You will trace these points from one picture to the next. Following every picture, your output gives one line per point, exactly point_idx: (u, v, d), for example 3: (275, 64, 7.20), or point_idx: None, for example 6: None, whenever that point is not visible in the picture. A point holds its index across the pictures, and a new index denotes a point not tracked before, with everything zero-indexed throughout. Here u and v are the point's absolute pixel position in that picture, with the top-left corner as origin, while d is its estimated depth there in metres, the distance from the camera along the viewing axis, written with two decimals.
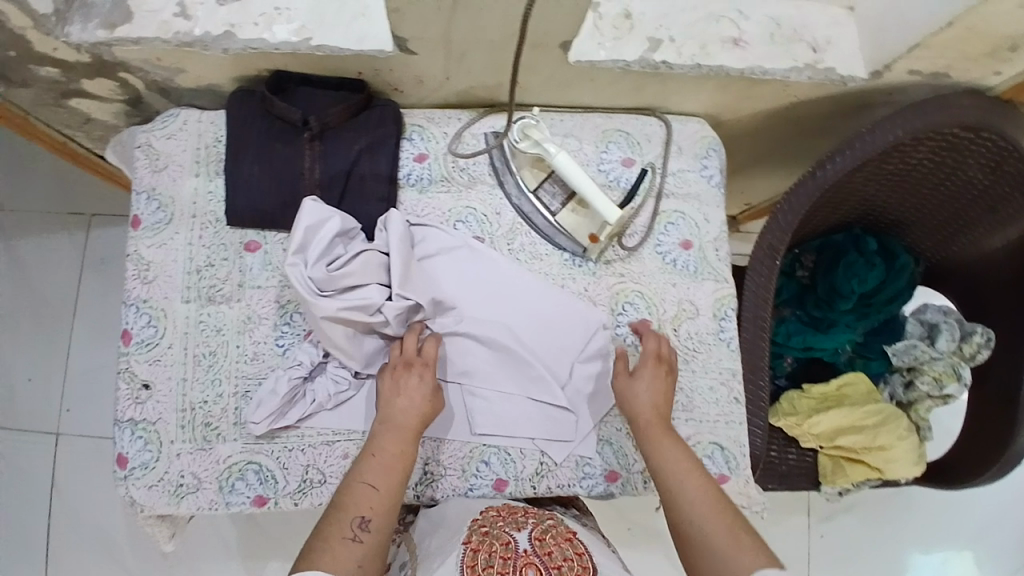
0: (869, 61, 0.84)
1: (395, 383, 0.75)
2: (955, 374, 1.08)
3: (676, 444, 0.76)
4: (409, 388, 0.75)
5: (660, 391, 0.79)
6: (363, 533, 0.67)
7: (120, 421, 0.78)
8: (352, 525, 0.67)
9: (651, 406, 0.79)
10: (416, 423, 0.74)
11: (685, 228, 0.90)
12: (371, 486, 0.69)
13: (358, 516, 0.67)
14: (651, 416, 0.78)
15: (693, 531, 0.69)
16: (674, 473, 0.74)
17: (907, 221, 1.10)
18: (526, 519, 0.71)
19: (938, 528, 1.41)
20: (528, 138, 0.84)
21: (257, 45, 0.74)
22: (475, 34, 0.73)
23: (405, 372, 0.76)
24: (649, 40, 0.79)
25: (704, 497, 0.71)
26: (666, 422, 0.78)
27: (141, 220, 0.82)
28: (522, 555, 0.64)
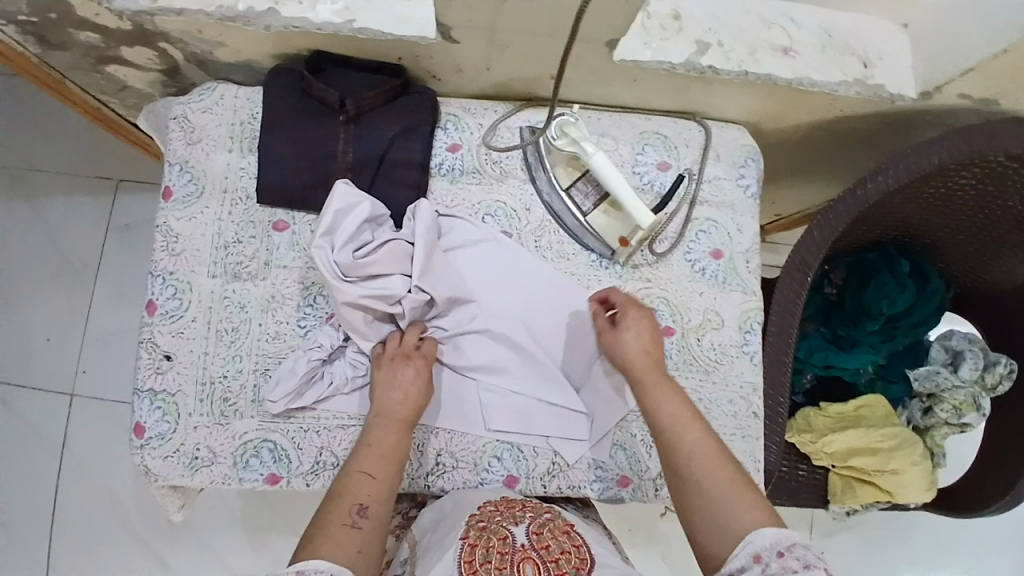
0: (920, 82, 0.82)
1: (390, 375, 0.75)
2: (975, 404, 1.07)
3: (670, 389, 0.73)
4: (405, 377, 0.75)
5: (648, 338, 0.77)
6: (362, 519, 0.64)
7: (140, 390, 0.79)
8: (351, 512, 0.64)
9: (642, 353, 0.77)
10: (412, 413, 0.74)
11: (717, 237, 0.89)
12: (366, 474, 0.68)
13: (357, 503, 0.65)
14: (643, 366, 0.76)
15: (690, 479, 0.67)
16: (669, 419, 0.71)
17: (941, 245, 1.06)
18: (523, 513, 0.70)
19: (941, 555, 1.40)
20: (565, 136, 0.83)
21: (300, 23, 0.73)
22: (521, 25, 0.72)
23: (400, 361, 0.76)
24: (697, 42, 0.78)
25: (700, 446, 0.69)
26: (660, 369, 0.76)
27: (172, 192, 0.82)
28: (520, 549, 0.63)
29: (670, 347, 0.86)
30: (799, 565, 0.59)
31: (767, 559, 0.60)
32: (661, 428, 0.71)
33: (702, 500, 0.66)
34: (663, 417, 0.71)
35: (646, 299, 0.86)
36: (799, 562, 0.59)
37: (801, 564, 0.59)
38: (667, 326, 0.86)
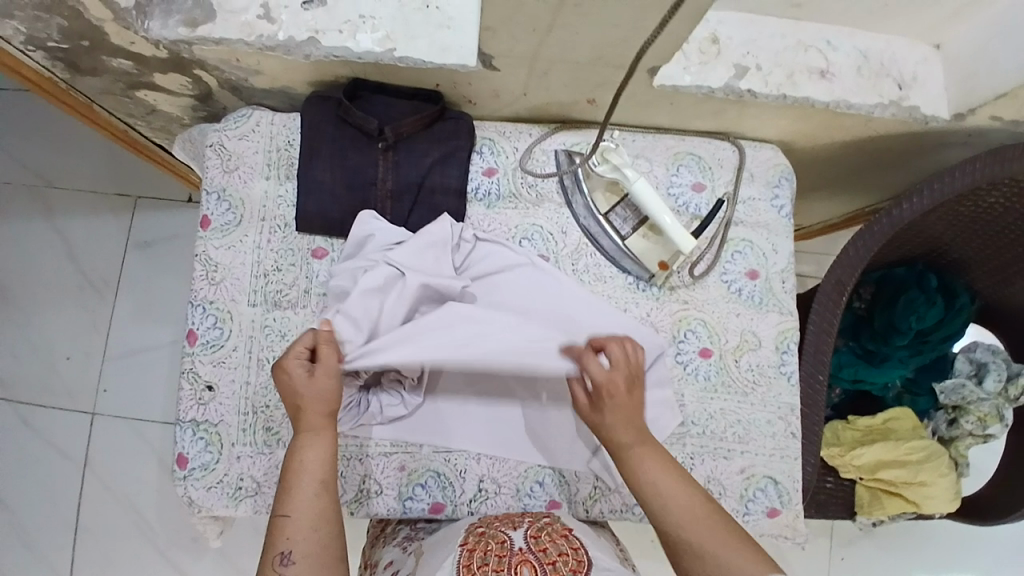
0: (954, 104, 0.82)
1: (288, 382, 0.68)
2: (998, 416, 1.07)
3: (656, 462, 0.70)
4: (300, 378, 0.68)
5: (626, 409, 0.72)
6: (289, 567, 0.60)
7: (182, 420, 0.78)
8: (276, 564, 0.61)
9: (624, 428, 0.72)
10: (320, 416, 0.67)
11: (752, 257, 0.89)
12: (283, 516, 0.63)
13: (279, 552, 0.61)
14: (630, 435, 0.72)
15: (682, 545, 0.64)
16: (657, 488, 0.68)
17: (969, 261, 1.06)
18: (523, 520, 0.70)
19: (963, 562, 1.41)
20: (606, 162, 0.83)
21: (341, 52, 0.74)
22: (562, 54, 0.72)
23: (285, 372, 0.68)
24: (735, 66, 0.79)
25: (689, 504, 0.66)
26: (647, 437, 0.72)
27: (210, 220, 0.81)
28: (516, 553, 0.62)
29: (708, 368, 0.86)
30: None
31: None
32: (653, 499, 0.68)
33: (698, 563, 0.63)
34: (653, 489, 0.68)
35: (683, 321, 0.87)
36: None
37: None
38: (705, 348, 0.86)
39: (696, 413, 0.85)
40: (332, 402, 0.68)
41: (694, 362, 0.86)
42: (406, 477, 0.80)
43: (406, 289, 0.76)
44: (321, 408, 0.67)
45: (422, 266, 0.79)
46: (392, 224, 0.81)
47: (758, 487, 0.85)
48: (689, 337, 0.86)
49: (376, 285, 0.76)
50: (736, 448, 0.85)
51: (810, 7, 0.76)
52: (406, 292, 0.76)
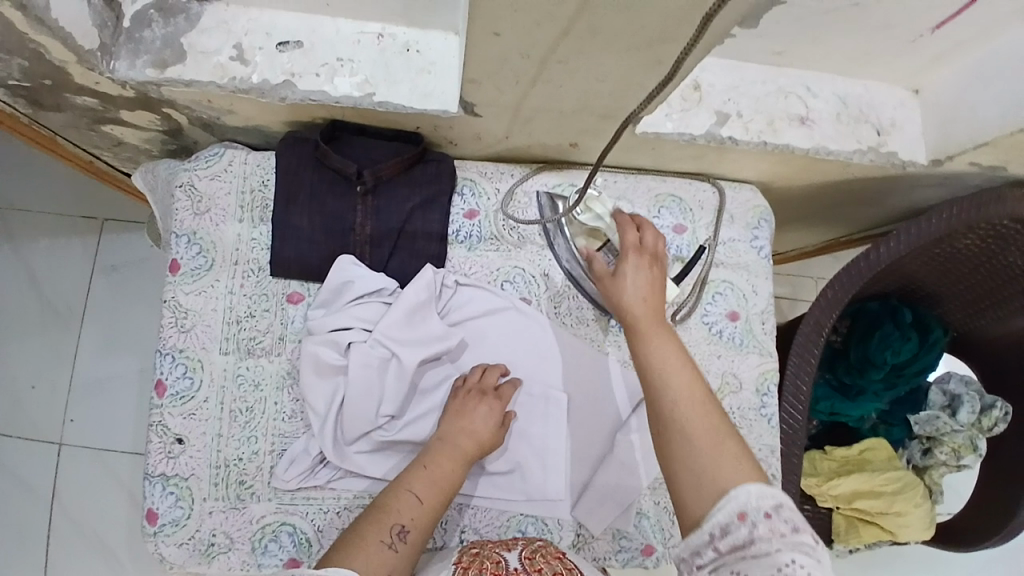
0: (930, 151, 0.83)
1: (462, 406, 0.77)
2: (972, 446, 1.09)
3: (669, 338, 0.67)
4: (475, 416, 0.76)
5: (646, 285, 0.71)
6: (400, 543, 0.64)
7: (151, 475, 0.76)
8: (391, 532, 0.64)
9: (640, 300, 0.70)
10: (475, 450, 0.74)
11: (733, 298, 0.89)
12: (413, 495, 0.68)
13: (398, 524, 0.65)
14: (641, 309, 0.69)
15: (674, 427, 0.60)
16: (661, 364, 0.64)
17: (941, 295, 1.09)
18: (517, 541, 0.71)
19: None
20: (589, 210, 0.83)
21: (318, 96, 0.71)
22: (546, 103, 0.71)
23: (477, 399, 0.77)
24: (717, 113, 0.79)
25: (692, 392, 0.62)
26: (660, 317, 0.69)
27: (180, 264, 0.79)
28: (512, 572, 0.64)
29: None
30: (787, 529, 0.53)
31: (752, 519, 0.54)
32: (652, 372, 0.64)
33: (682, 454, 0.59)
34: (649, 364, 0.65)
35: None
36: (788, 525, 0.53)
37: (791, 526, 0.53)
38: None
39: None
40: (488, 451, 0.76)
41: None
42: None
43: (402, 367, 0.77)
44: (479, 449, 0.75)
45: (409, 337, 0.78)
46: (371, 270, 0.79)
47: None
48: None
49: (369, 366, 0.76)
50: None
51: (792, 53, 0.76)
52: (405, 371, 0.77)
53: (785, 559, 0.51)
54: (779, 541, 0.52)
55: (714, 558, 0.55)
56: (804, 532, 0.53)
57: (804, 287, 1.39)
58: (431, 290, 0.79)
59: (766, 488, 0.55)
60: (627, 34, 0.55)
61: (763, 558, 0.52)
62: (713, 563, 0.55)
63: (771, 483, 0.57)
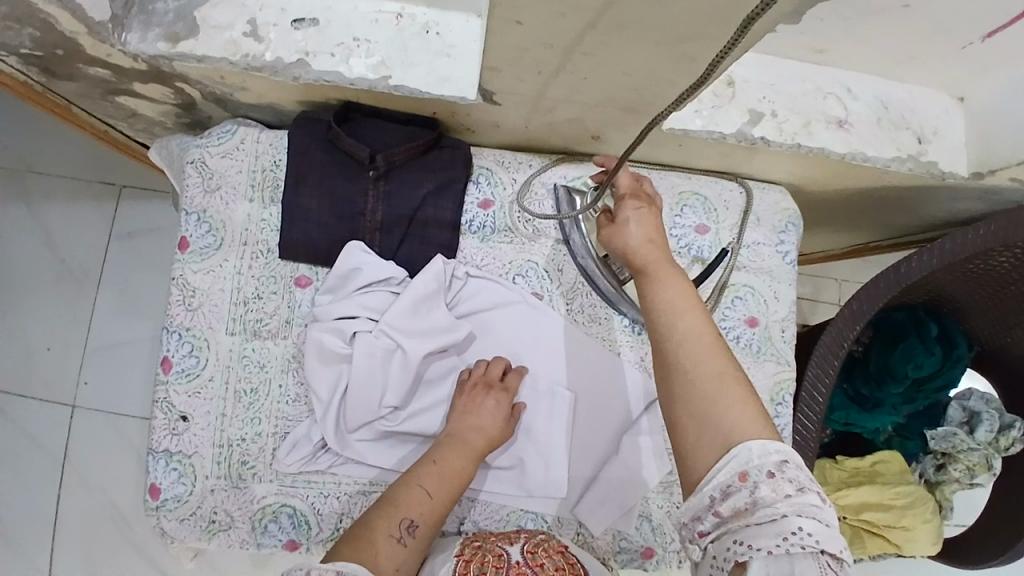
0: (973, 162, 0.79)
1: (470, 400, 0.76)
2: (987, 465, 1.05)
3: (674, 281, 0.64)
4: (483, 411, 0.75)
5: (652, 229, 0.68)
6: (409, 537, 0.65)
7: (155, 450, 0.76)
8: (399, 526, 0.65)
9: (644, 241, 0.67)
10: (483, 443, 0.74)
11: (753, 304, 0.86)
12: (423, 491, 0.69)
13: (406, 518, 0.66)
14: (649, 254, 0.66)
15: (676, 374, 0.58)
16: (668, 309, 0.62)
17: (970, 311, 1.04)
18: (519, 534, 0.70)
19: None
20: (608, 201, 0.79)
21: (332, 77, 0.69)
22: (566, 94, 0.68)
23: (485, 391, 0.76)
24: (750, 111, 0.75)
25: (699, 339, 0.59)
26: (666, 257, 0.66)
27: (189, 242, 0.78)
28: (514, 567, 0.64)
29: None
30: (792, 489, 0.52)
31: (755, 478, 0.53)
32: (656, 316, 0.62)
33: (686, 406, 0.57)
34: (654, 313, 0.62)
35: None
36: (793, 485, 0.52)
37: (795, 485, 0.52)
38: None
39: None
40: (495, 446, 0.76)
41: None
42: None
43: (406, 357, 0.75)
44: (487, 443, 0.75)
45: (415, 326, 0.77)
46: (380, 257, 0.78)
47: None
48: None
49: (374, 354, 0.75)
50: None
51: (834, 52, 0.72)
52: (410, 363, 0.76)
53: (791, 525, 0.51)
54: (784, 504, 0.51)
55: (717, 522, 0.54)
56: (809, 491, 0.52)
57: (828, 290, 1.35)
58: (440, 281, 0.78)
59: (770, 444, 0.53)
60: (655, 30, 0.52)
61: (770, 527, 0.51)
62: (717, 529, 0.54)
63: (778, 438, 0.55)
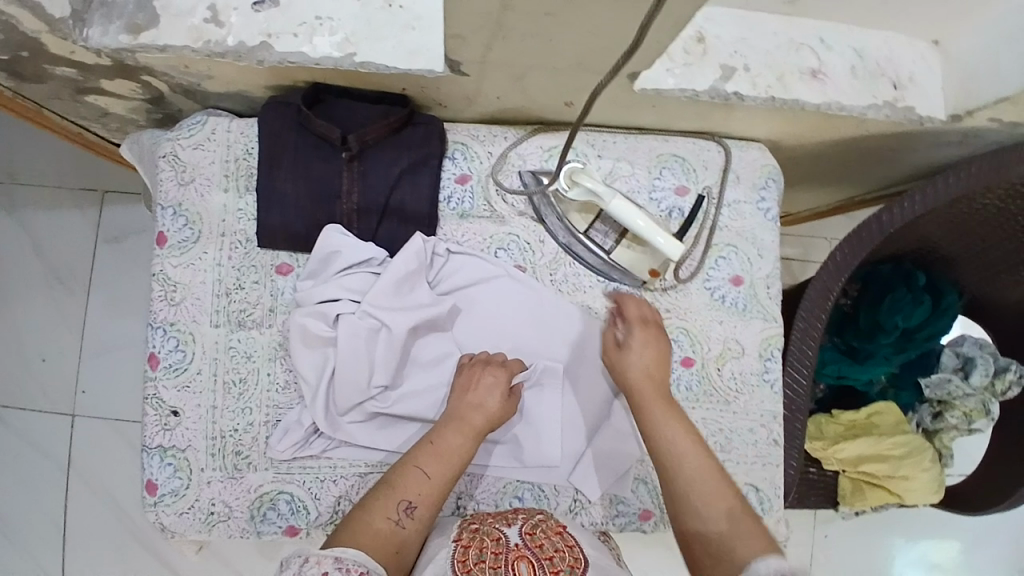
0: (950, 106, 0.78)
1: (469, 377, 0.76)
2: (984, 410, 1.08)
3: (672, 416, 0.74)
4: (482, 387, 0.75)
5: (655, 371, 0.77)
6: (407, 518, 0.66)
7: (148, 447, 0.76)
8: (397, 508, 0.66)
9: (644, 374, 0.76)
10: (482, 422, 0.74)
11: (737, 262, 0.86)
12: (421, 471, 0.69)
13: (404, 500, 0.67)
14: (652, 394, 0.76)
15: (688, 510, 0.67)
16: (673, 451, 0.71)
17: (959, 260, 1.04)
18: (516, 516, 0.71)
19: (948, 533, 1.40)
20: (575, 185, 0.78)
21: (297, 58, 0.69)
22: (534, 60, 0.67)
23: (484, 369, 0.77)
24: (722, 67, 0.73)
25: (703, 480, 0.69)
26: (663, 391, 0.76)
27: (166, 237, 0.77)
28: (513, 548, 0.64)
29: (690, 378, 0.84)
30: None
31: None
32: (662, 453, 0.72)
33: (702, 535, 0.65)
34: (661, 445, 0.72)
35: (665, 331, 0.84)
36: None
37: None
38: (687, 357, 0.84)
39: None
40: (496, 425, 0.75)
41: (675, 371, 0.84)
42: None
43: (392, 336, 0.76)
44: (486, 423, 0.74)
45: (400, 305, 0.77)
46: (359, 239, 0.77)
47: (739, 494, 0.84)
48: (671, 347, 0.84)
49: (359, 336, 0.75)
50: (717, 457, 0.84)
51: (804, 1, 0.71)
52: (394, 341, 0.76)
53: None
54: None
55: None
56: None
57: (818, 249, 1.34)
58: (421, 259, 0.77)
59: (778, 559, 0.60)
60: None
61: None
62: None
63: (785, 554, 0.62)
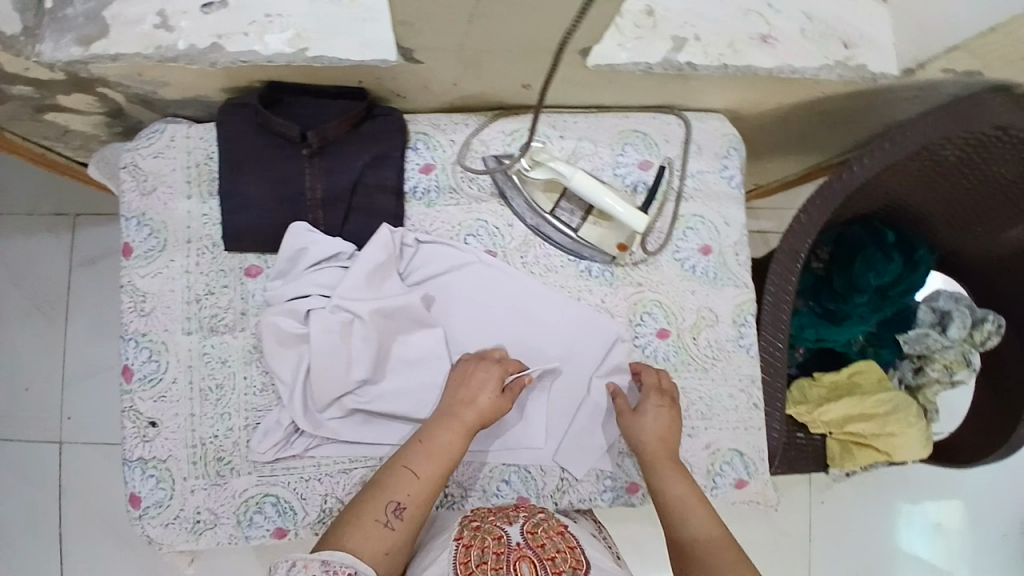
0: (903, 59, 0.78)
1: (464, 371, 0.76)
2: (964, 360, 1.09)
3: (681, 478, 0.75)
4: (477, 382, 0.75)
5: (665, 430, 0.77)
6: (396, 520, 0.66)
7: (129, 460, 0.76)
8: (386, 510, 0.66)
9: (657, 435, 0.77)
10: (475, 417, 0.73)
11: (705, 232, 0.86)
12: (411, 472, 0.69)
13: (393, 501, 0.67)
14: (663, 453, 0.76)
15: (694, 564, 0.68)
16: (682, 509, 0.72)
17: (926, 214, 1.06)
18: (517, 513, 0.72)
19: (945, 493, 1.40)
20: (537, 164, 0.81)
21: (249, 57, 0.68)
22: (487, 42, 0.68)
23: (481, 363, 0.77)
24: (674, 38, 0.73)
25: (711, 540, 0.69)
26: (672, 453, 0.77)
27: (132, 248, 0.77)
28: (515, 548, 0.65)
29: (667, 349, 0.85)
30: None
31: None
32: (672, 510, 0.73)
33: None
34: (671, 503, 0.73)
35: (639, 304, 0.85)
36: None
37: None
38: (662, 329, 0.85)
39: None
40: (490, 420, 0.75)
41: (652, 344, 0.85)
42: None
43: (367, 329, 0.76)
44: (479, 419, 0.74)
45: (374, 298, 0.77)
46: (327, 234, 0.77)
47: (724, 460, 0.85)
48: (646, 320, 0.85)
49: (332, 331, 0.74)
50: (700, 425, 0.85)
51: None
52: (370, 332, 0.76)
53: None
54: None
55: None
56: None
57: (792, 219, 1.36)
58: (391, 250, 0.78)
59: None
60: None
61: None
62: None
63: None
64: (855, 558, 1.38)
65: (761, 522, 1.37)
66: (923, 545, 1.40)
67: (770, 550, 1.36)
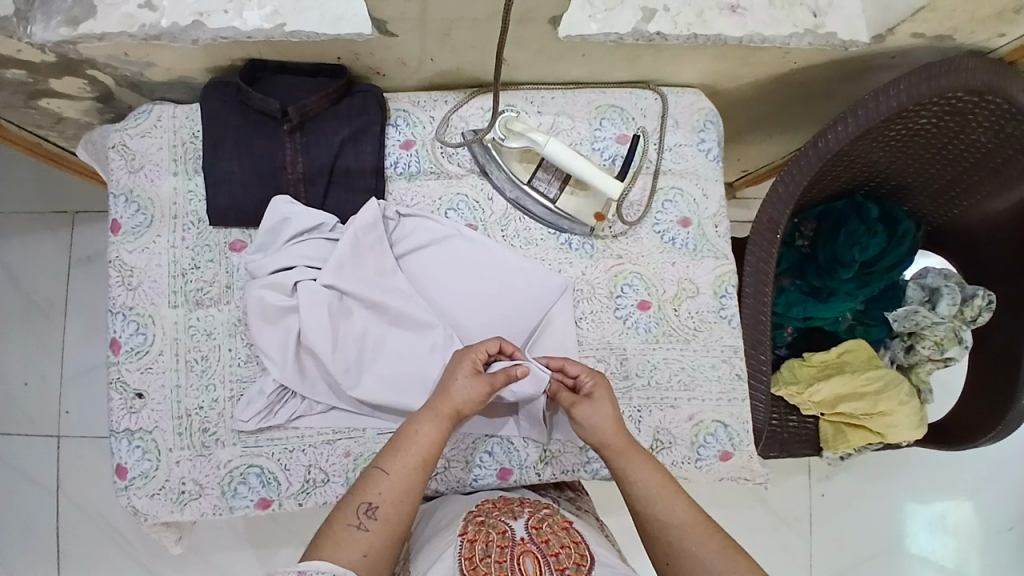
0: (872, 25, 0.79)
1: (449, 369, 0.73)
2: (956, 337, 1.06)
3: (648, 463, 0.72)
4: (457, 382, 0.72)
5: (610, 417, 0.73)
6: (368, 520, 0.65)
7: (116, 431, 0.77)
8: (358, 512, 0.65)
9: (613, 426, 0.73)
10: (449, 409, 0.71)
11: (683, 204, 0.88)
12: (382, 472, 0.67)
13: (364, 502, 0.66)
14: (619, 441, 0.72)
15: (683, 558, 0.67)
16: (654, 504, 0.70)
17: (909, 185, 1.07)
18: (521, 509, 0.72)
19: (947, 479, 1.38)
20: (512, 133, 0.82)
21: (228, 33, 0.71)
22: (457, 12, 0.70)
23: (458, 361, 0.73)
24: (642, 9, 0.75)
25: (690, 526, 0.68)
26: (632, 436, 0.74)
27: (120, 224, 0.79)
28: (519, 543, 0.66)
29: (648, 321, 0.85)
30: None
31: None
32: (644, 504, 0.70)
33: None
34: (640, 493, 0.70)
35: (619, 276, 0.85)
36: None
37: None
38: (643, 301, 0.85)
39: (639, 365, 0.84)
40: (463, 409, 0.71)
41: (633, 315, 0.85)
42: (353, 462, 0.78)
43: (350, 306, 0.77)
44: (453, 410, 0.71)
45: (358, 271, 0.79)
46: (308, 207, 0.79)
47: (708, 432, 0.85)
48: (627, 292, 0.85)
49: (313, 304, 0.76)
50: (682, 396, 0.85)
51: None
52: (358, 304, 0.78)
53: None
54: None
55: None
56: None
57: None
58: (375, 222, 0.79)
59: None
60: None
61: None
62: None
63: None
64: (857, 549, 1.36)
65: (757, 509, 1.36)
66: (927, 532, 1.37)
67: (769, 540, 1.35)
